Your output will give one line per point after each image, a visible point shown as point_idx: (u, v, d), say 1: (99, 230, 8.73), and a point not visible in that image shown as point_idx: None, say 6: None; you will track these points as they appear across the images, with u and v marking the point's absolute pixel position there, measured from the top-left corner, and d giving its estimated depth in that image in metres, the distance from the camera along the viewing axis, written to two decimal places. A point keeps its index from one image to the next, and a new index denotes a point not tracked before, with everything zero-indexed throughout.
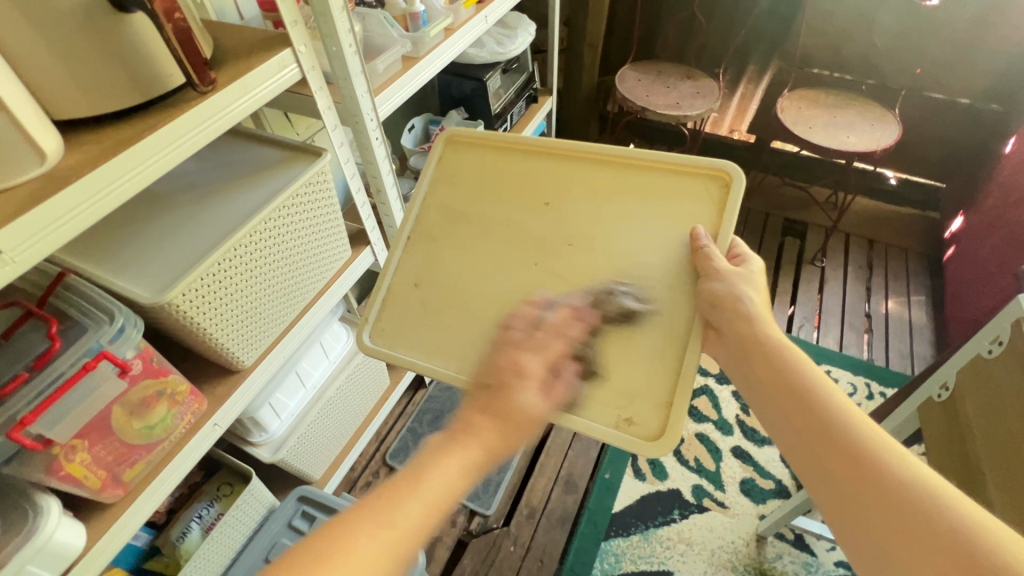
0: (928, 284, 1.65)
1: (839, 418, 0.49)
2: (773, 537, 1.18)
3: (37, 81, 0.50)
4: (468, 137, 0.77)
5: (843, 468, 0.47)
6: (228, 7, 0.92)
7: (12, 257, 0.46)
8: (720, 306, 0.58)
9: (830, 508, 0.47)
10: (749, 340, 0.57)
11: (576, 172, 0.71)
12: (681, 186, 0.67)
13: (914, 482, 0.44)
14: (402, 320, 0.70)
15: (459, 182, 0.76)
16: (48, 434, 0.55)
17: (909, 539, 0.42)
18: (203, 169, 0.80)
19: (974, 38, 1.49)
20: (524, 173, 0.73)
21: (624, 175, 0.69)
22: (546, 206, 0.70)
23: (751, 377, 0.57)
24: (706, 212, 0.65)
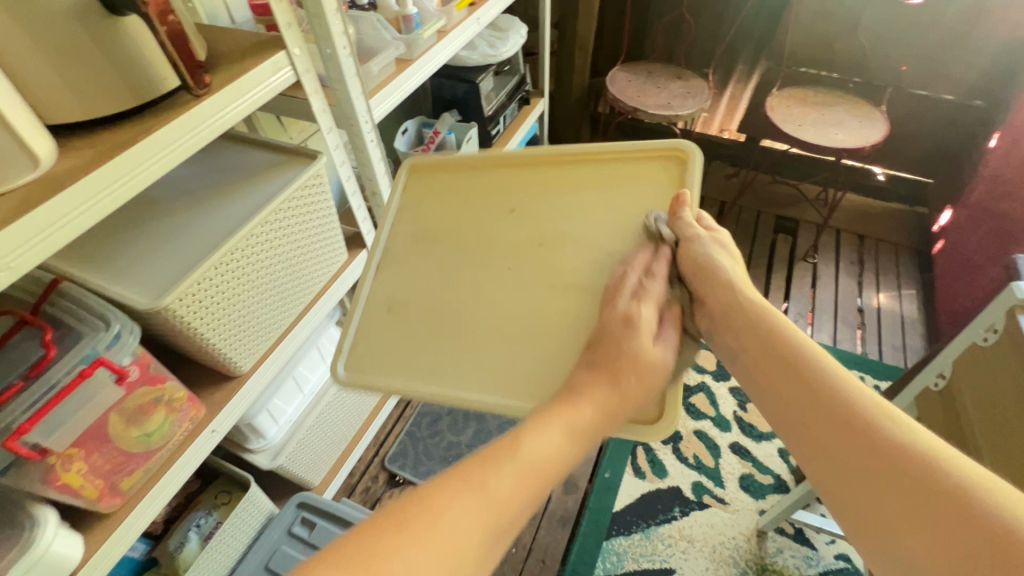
0: (918, 278, 1.67)
1: (834, 386, 0.46)
2: (774, 532, 1.18)
3: (29, 86, 0.50)
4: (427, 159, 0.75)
5: (844, 441, 0.44)
6: (220, 11, 0.91)
7: (6, 263, 0.46)
8: (701, 274, 0.57)
9: (834, 488, 0.44)
10: (736, 308, 0.54)
11: (538, 177, 0.68)
12: (640, 172, 0.64)
13: (921, 454, 0.40)
14: (381, 349, 0.64)
15: (426, 201, 0.73)
16: (44, 443, 0.54)
17: (922, 518, 0.38)
18: (196, 174, 0.79)
19: (956, 36, 1.52)
20: (482, 182, 0.71)
21: (581, 172, 0.67)
22: (511, 212, 0.67)
23: (736, 351, 0.54)
24: (666, 188, 0.62)
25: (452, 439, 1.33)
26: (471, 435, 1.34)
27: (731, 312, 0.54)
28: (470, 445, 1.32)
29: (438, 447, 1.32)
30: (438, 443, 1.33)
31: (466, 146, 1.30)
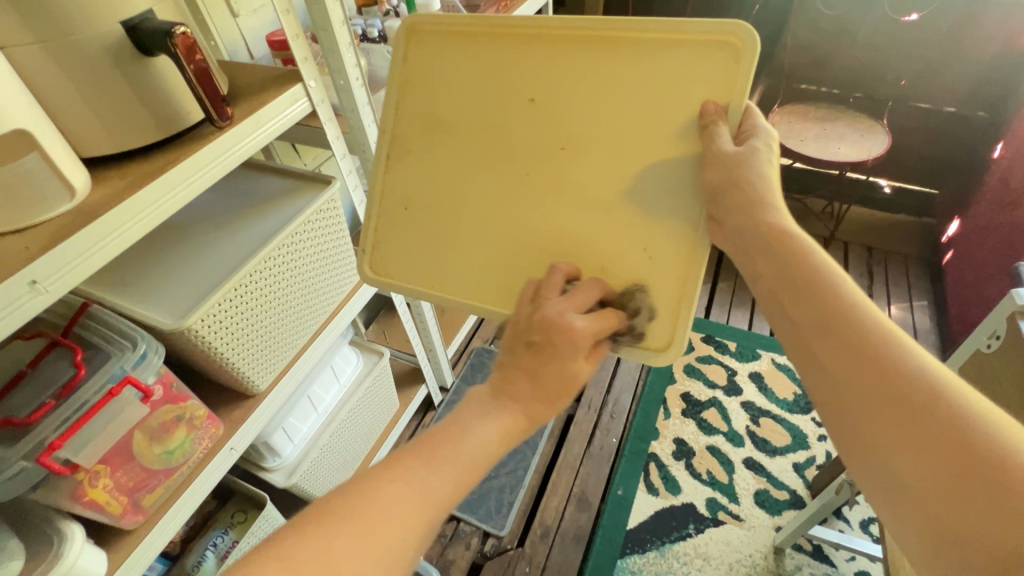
0: (930, 289, 1.66)
1: (851, 312, 0.42)
2: (791, 549, 1.16)
3: (68, 123, 0.54)
4: (435, 25, 0.64)
5: (853, 372, 0.40)
6: (239, 47, 0.97)
7: (45, 286, 0.49)
8: (726, 192, 0.52)
9: (842, 424, 0.41)
10: (759, 230, 0.50)
11: (559, 67, 0.59)
12: (681, 70, 0.54)
13: (924, 380, 0.37)
14: (393, 252, 0.70)
15: (423, 78, 0.66)
16: (74, 460, 0.56)
17: (918, 448, 0.36)
18: (217, 201, 0.83)
19: (953, 49, 1.54)
20: (490, 53, 0.62)
21: (610, 49, 0.56)
22: (530, 101, 0.60)
23: (760, 273, 0.49)
24: (716, 88, 0.54)
25: None
26: None
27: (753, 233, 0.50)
28: None
29: None
30: None
31: None
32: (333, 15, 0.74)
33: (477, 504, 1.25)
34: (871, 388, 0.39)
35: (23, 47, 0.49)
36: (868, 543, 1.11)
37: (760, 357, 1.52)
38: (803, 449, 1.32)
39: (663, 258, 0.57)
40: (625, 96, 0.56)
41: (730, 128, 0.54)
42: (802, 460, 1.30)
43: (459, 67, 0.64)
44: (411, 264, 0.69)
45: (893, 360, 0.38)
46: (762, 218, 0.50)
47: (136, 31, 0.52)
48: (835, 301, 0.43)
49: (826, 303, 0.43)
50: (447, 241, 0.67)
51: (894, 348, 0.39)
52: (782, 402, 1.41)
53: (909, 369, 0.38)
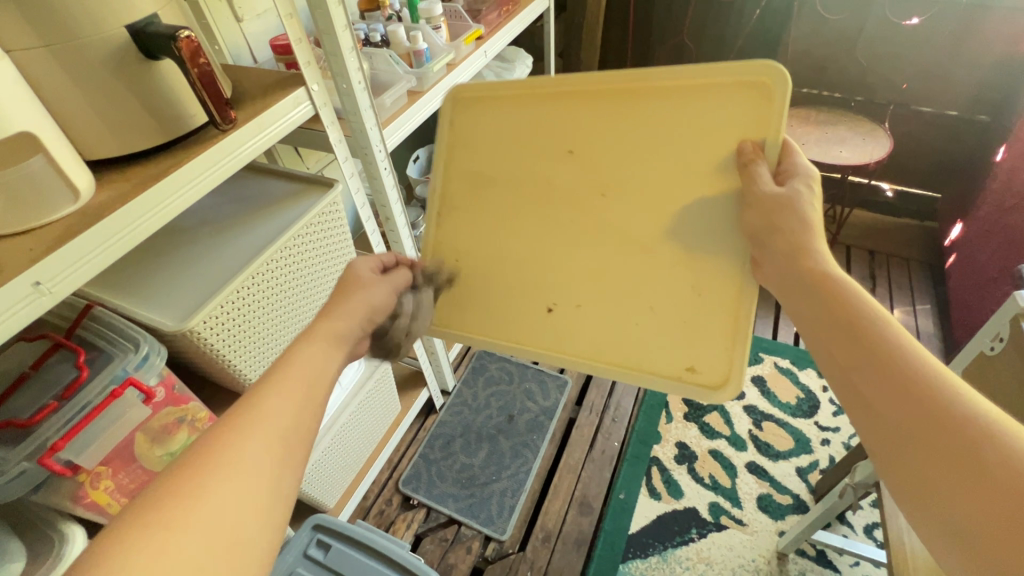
0: (933, 293, 1.66)
1: (895, 352, 0.40)
2: (794, 554, 1.16)
3: (73, 126, 0.54)
4: (475, 91, 0.66)
5: (898, 416, 0.38)
6: (243, 52, 0.97)
7: (48, 287, 0.49)
8: (766, 238, 0.53)
9: (892, 469, 0.38)
10: (795, 268, 0.49)
11: (593, 120, 0.60)
12: (716, 113, 0.55)
13: (975, 423, 0.35)
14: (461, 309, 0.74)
15: (465, 140, 0.68)
16: (76, 461, 0.57)
17: (954, 480, 0.34)
18: (220, 204, 0.83)
19: (954, 53, 1.54)
20: (527, 109, 0.63)
21: (644, 102, 0.57)
22: (569, 153, 0.62)
23: (797, 311, 0.49)
24: (752, 128, 0.54)
25: (466, 461, 1.33)
26: (483, 456, 1.34)
27: (791, 272, 0.49)
28: (484, 467, 1.32)
29: (451, 469, 1.32)
30: (451, 466, 1.33)
31: None
32: (336, 20, 0.74)
33: (479, 508, 1.25)
34: (906, 419, 0.37)
35: (29, 51, 0.49)
36: (873, 548, 1.10)
37: (762, 361, 1.52)
38: (806, 453, 1.31)
39: (715, 300, 0.61)
40: (659, 143, 0.58)
41: (768, 164, 0.55)
42: (806, 464, 1.29)
43: (497, 125, 0.66)
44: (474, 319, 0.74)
45: (925, 390, 0.37)
46: (800, 257, 0.49)
47: (141, 35, 0.53)
48: (868, 332, 0.42)
49: (858, 334, 0.42)
50: (510, 298, 0.71)
51: (931, 379, 0.37)
52: (785, 406, 1.40)
53: (959, 412, 0.36)
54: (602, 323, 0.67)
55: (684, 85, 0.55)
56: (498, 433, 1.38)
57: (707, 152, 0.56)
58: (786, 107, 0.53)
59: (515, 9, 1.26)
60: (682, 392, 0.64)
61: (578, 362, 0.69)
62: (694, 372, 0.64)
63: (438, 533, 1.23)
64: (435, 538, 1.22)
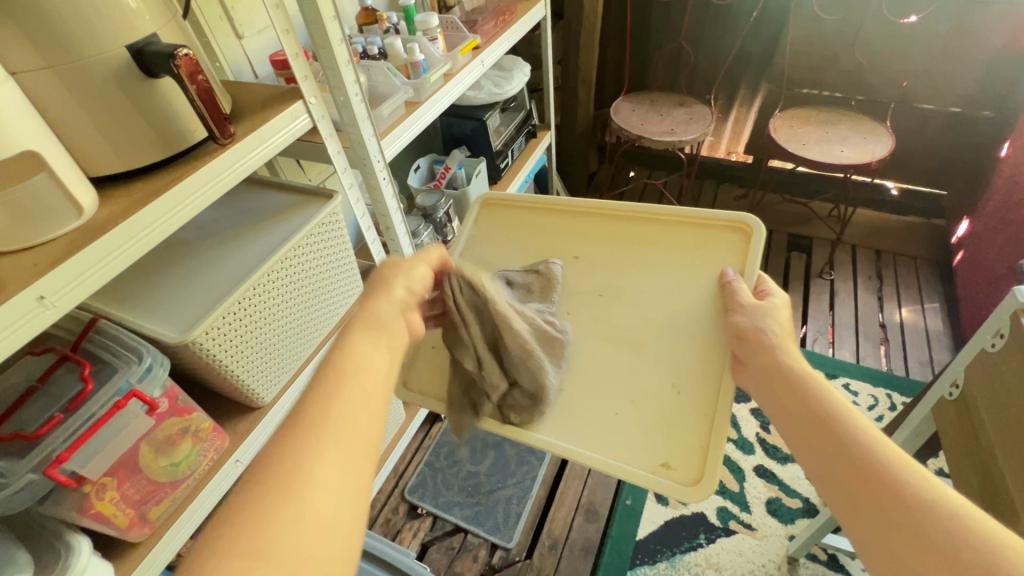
0: (941, 291, 1.64)
1: (863, 445, 0.46)
2: (805, 559, 1.14)
3: (77, 144, 0.56)
4: (502, 200, 0.85)
5: (876, 499, 0.43)
6: (244, 67, 0.99)
7: (52, 301, 0.50)
8: (745, 339, 0.60)
9: (868, 549, 0.42)
10: (773, 369, 0.56)
11: (609, 233, 0.78)
12: (706, 243, 0.73)
13: (942, 509, 0.40)
14: (435, 372, 0.74)
15: (486, 230, 0.83)
16: (81, 472, 0.57)
17: (919, 558, 0.39)
18: (222, 217, 0.85)
19: (956, 47, 1.53)
20: (550, 219, 0.81)
21: (645, 231, 0.76)
22: (576, 258, 0.76)
23: (772, 403, 0.55)
24: (732, 260, 0.70)
25: (471, 469, 1.33)
26: (489, 464, 1.33)
27: (767, 370, 0.57)
28: (489, 474, 1.32)
29: (457, 477, 1.32)
30: (456, 473, 1.33)
31: (476, 180, 1.35)
32: (332, 34, 0.76)
33: (484, 516, 1.24)
34: (879, 503, 0.43)
35: (33, 72, 0.50)
36: None
37: None
38: None
39: (694, 397, 0.63)
40: (655, 250, 0.74)
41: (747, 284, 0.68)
42: None
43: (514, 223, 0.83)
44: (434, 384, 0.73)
45: (889, 475, 0.44)
46: (777, 358, 0.57)
47: (141, 54, 0.54)
48: (837, 425, 0.49)
49: (830, 428, 0.49)
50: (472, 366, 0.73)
51: (892, 465, 0.44)
52: None
53: (925, 498, 0.41)
54: (582, 407, 0.66)
55: (682, 222, 0.75)
56: (504, 440, 1.37)
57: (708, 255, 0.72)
58: (761, 246, 0.70)
59: (511, 18, 1.27)
60: (651, 486, 0.58)
61: (537, 442, 0.64)
62: (670, 468, 0.59)
63: (444, 541, 1.23)
64: (441, 546, 1.22)
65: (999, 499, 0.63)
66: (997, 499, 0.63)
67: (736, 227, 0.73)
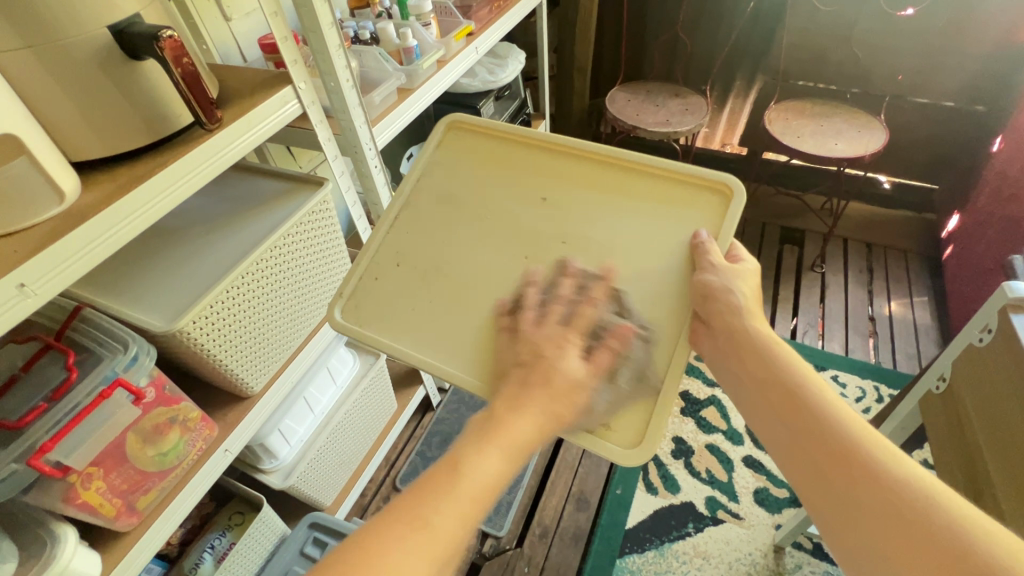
0: (930, 284, 1.65)
1: (833, 418, 0.48)
2: (791, 547, 1.16)
3: (57, 128, 0.54)
4: (469, 125, 0.78)
5: (845, 473, 0.45)
6: (232, 51, 0.97)
7: (33, 289, 0.49)
8: (709, 299, 0.58)
9: (831, 518, 0.45)
10: (738, 336, 0.58)
11: (579, 175, 0.71)
12: (683, 198, 0.66)
13: (906, 482, 0.42)
14: (377, 295, 0.70)
15: (451, 164, 0.77)
16: (65, 462, 0.57)
17: (881, 527, 0.42)
18: (210, 204, 0.83)
19: (951, 41, 1.53)
20: (518, 154, 0.75)
21: (620, 176, 0.69)
22: (544, 200, 0.70)
23: (739, 374, 0.58)
24: (708, 221, 0.64)
25: None
26: None
27: (734, 340, 0.58)
28: None
29: None
30: None
31: None
32: (322, 17, 0.74)
33: None
34: (848, 477, 0.45)
35: (10, 52, 0.49)
36: None
37: None
38: None
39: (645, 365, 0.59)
40: (627, 196, 0.68)
41: (721, 246, 0.63)
42: None
43: (480, 150, 0.77)
44: (382, 313, 0.68)
45: (859, 450, 0.45)
46: (746, 332, 0.58)
47: (124, 35, 0.52)
48: (807, 399, 0.51)
49: (797, 398, 0.51)
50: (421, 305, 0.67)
51: (861, 438, 0.46)
52: None
53: (890, 470, 0.44)
54: None
55: (661, 171, 0.68)
56: None
57: (684, 214, 0.65)
58: (740, 208, 0.63)
59: (506, 4, 1.25)
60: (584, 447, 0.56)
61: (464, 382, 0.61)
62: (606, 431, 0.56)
63: None
64: None
65: (982, 492, 0.64)
66: (980, 493, 0.64)
67: (721, 184, 0.65)
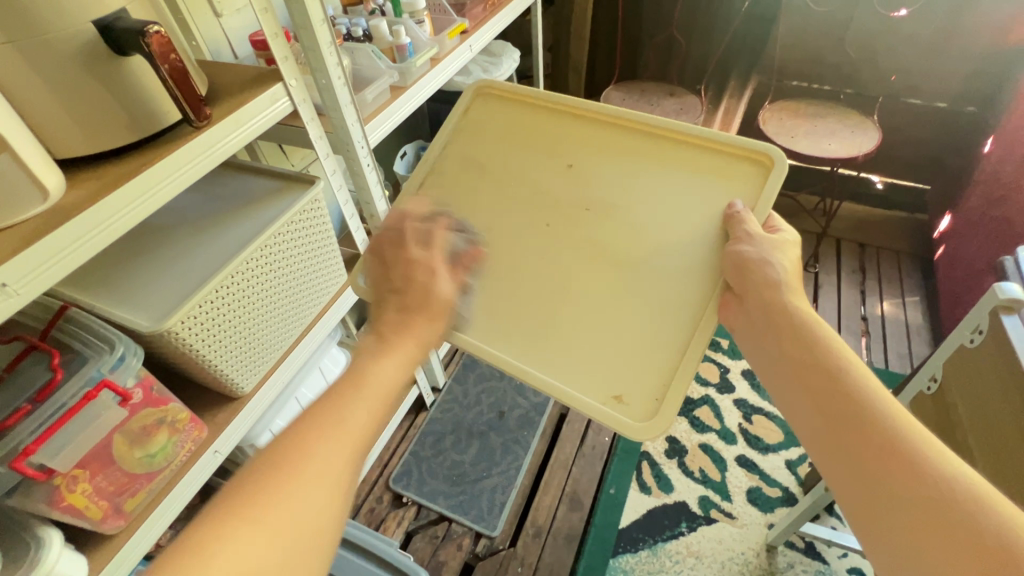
0: (921, 284, 1.66)
1: (868, 398, 0.46)
2: (784, 546, 1.16)
3: (41, 125, 0.53)
4: (499, 90, 0.78)
5: (874, 454, 0.44)
6: (222, 47, 0.96)
7: (15, 290, 0.48)
8: (744, 272, 0.58)
9: (854, 498, 0.44)
10: (772, 307, 0.56)
11: (610, 142, 0.71)
12: (716, 170, 0.65)
13: (938, 467, 0.41)
14: None
15: (483, 132, 0.76)
16: (49, 464, 0.56)
17: (908, 510, 0.41)
18: (200, 202, 0.82)
19: (943, 42, 1.53)
20: (549, 120, 0.74)
21: (653, 144, 0.69)
22: (569, 167, 0.71)
23: (776, 354, 0.55)
24: (746, 193, 0.63)
25: (456, 458, 1.33)
26: (474, 453, 1.33)
27: (767, 314, 0.56)
28: (475, 463, 1.32)
29: (442, 466, 1.31)
30: (441, 463, 1.32)
31: None
32: (313, 13, 0.73)
33: (469, 506, 1.25)
34: (876, 458, 0.43)
35: None
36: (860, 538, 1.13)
37: None
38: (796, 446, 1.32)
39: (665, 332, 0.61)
40: (660, 165, 0.67)
41: (758, 217, 0.62)
42: (795, 458, 1.30)
43: (510, 118, 0.76)
44: None
45: (892, 432, 0.44)
46: (780, 305, 0.56)
47: (109, 30, 0.51)
48: (841, 378, 0.49)
49: (837, 379, 0.49)
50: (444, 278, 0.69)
51: (895, 420, 0.44)
52: None
53: (923, 454, 0.42)
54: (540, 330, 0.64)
55: (696, 142, 0.67)
56: (489, 429, 1.37)
57: (717, 184, 0.65)
58: (780, 181, 0.62)
59: (500, 2, 1.24)
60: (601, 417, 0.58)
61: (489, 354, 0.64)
62: (621, 402, 0.59)
63: (429, 530, 1.23)
64: (425, 535, 1.22)
65: None
66: None
67: (762, 153, 0.63)
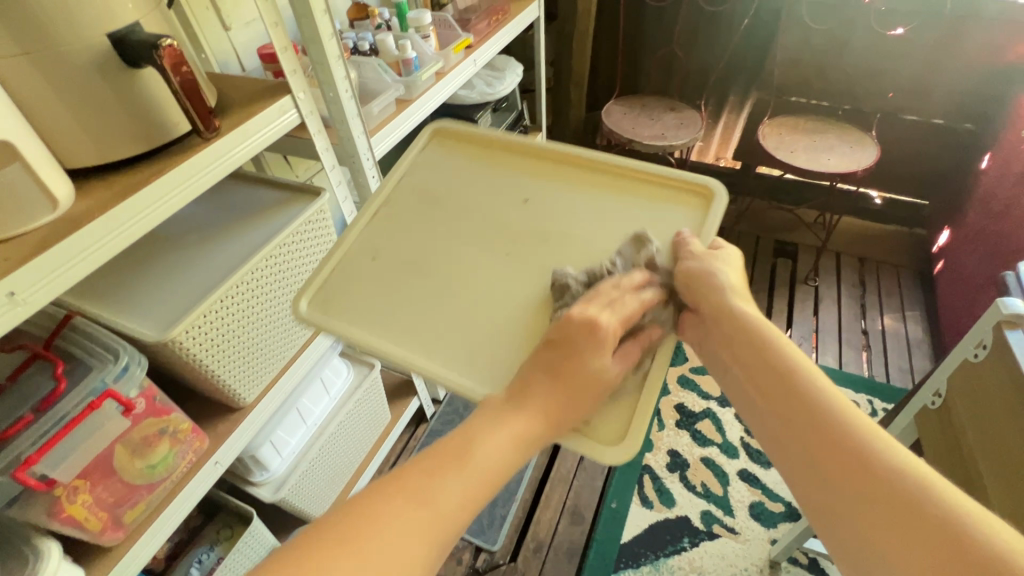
0: (921, 299, 1.67)
1: (828, 405, 0.44)
2: (787, 563, 1.15)
3: (52, 135, 0.54)
4: (455, 132, 0.80)
5: (839, 465, 0.41)
6: (231, 60, 0.97)
7: (24, 297, 0.48)
8: (693, 284, 0.56)
9: (823, 514, 0.41)
10: (723, 315, 0.53)
11: (564, 179, 0.73)
12: (664, 199, 0.68)
13: (903, 471, 0.39)
14: (351, 290, 0.66)
15: (437, 164, 0.77)
16: (51, 474, 0.55)
17: (876, 519, 0.38)
18: (205, 213, 0.83)
19: (941, 60, 1.55)
20: (503, 160, 0.76)
21: (602, 181, 0.71)
22: (525, 202, 0.71)
23: (728, 363, 0.52)
24: (693, 218, 0.65)
25: None
26: None
27: (720, 323, 0.53)
28: None
29: None
30: None
31: None
32: (322, 29, 0.74)
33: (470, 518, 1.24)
34: (841, 469, 0.41)
35: (8, 59, 0.48)
36: None
37: None
38: None
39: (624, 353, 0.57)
40: (609, 199, 0.69)
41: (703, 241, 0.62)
42: None
43: (470, 154, 0.78)
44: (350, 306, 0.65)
45: (857, 439, 0.42)
46: (731, 312, 0.53)
47: (123, 43, 0.52)
48: (801, 386, 0.46)
49: (791, 388, 0.47)
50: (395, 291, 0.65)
51: (856, 426, 0.43)
52: None
53: (888, 459, 0.40)
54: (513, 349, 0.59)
55: (642, 177, 0.70)
56: None
57: (662, 212, 0.66)
58: (722, 210, 0.64)
59: (505, 18, 1.26)
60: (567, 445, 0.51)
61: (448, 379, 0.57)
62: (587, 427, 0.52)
63: None
64: None
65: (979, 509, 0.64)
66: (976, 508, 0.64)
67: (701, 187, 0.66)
